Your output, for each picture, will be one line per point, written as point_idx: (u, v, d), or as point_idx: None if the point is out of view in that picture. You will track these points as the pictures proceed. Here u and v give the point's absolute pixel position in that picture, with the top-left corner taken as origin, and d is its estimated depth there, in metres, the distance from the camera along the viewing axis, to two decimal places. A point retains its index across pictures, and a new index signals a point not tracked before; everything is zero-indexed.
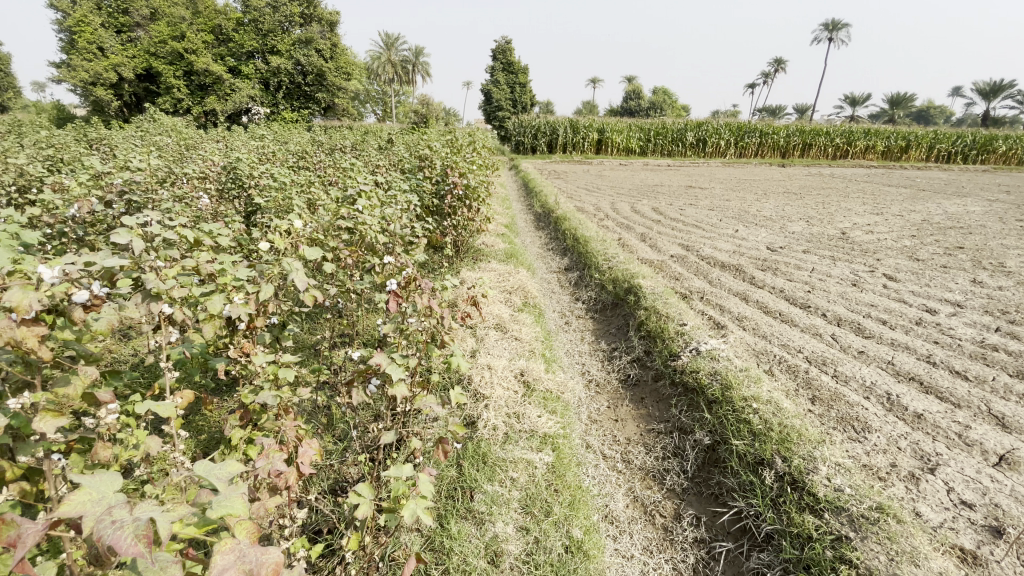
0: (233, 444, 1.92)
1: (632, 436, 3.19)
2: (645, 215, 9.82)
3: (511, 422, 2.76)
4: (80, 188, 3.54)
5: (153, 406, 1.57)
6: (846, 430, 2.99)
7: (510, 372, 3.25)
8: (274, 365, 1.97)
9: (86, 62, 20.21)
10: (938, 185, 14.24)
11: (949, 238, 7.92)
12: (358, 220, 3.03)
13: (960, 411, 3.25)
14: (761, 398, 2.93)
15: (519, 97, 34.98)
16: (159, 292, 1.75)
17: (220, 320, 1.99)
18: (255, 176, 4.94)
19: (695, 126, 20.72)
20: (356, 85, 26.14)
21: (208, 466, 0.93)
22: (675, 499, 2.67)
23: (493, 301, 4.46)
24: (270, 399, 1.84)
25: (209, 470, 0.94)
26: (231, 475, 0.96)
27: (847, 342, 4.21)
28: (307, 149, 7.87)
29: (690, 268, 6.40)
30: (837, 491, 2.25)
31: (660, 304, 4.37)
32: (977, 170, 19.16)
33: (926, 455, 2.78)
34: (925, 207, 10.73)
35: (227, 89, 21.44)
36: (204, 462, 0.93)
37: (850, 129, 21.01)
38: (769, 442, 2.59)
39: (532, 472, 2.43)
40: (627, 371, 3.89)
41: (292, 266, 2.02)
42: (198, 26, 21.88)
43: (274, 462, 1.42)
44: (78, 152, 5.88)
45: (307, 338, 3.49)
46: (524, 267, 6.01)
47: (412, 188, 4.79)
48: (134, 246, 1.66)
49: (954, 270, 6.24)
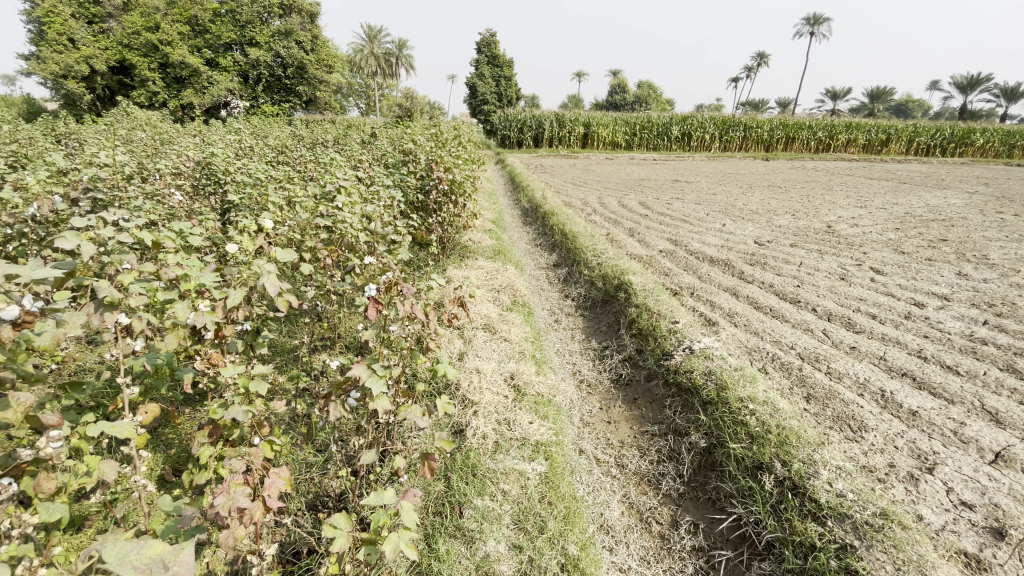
0: (202, 462, 1.79)
1: (626, 439, 3.10)
2: (633, 210, 9.76)
3: (502, 430, 2.64)
4: (41, 186, 3.33)
5: (106, 426, 1.43)
6: (843, 429, 2.93)
7: (499, 376, 3.14)
8: (245, 378, 1.83)
9: (57, 54, 19.46)
10: (918, 179, 14.48)
11: (932, 231, 7.97)
12: (338, 218, 2.87)
13: (954, 407, 3.21)
14: (757, 399, 2.85)
15: (504, 91, 34.79)
16: (114, 301, 1.60)
17: (185, 331, 1.83)
18: (231, 172, 4.74)
19: (680, 119, 20.72)
20: (339, 78, 25.63)
21: (124, 549, 0.94)
22: (671, 505, 2.58)
23: (481, 301, 4.33)
24: (240, 415, 1.71)
25: (126, 554, 0.94)
26: (149, 556, 0.94)
27: (839, 338, 4.16)
28: (287, 143, 7.63)
29: (678, 263, 6.34)
30: (839, 496, 2.17)
31: (651, 302, 4.29)
32: (955, 163, 19.48)
33: (923, 454, 2.73)
34: (908, 200, 10.83)
35: (204, 82, 20.97)
36: (118, 545, 0.93)
37: (832, 123, 21.22)
38: (767, 446, 2.51)
39: (525, 484, 2.32)
40: (619, 371, 3.80)
41: (263, 268, 1.88)
42: (173, 16, 21.22)
43: (236, 498, 1.27)
44: (43, 147, 5.60)
45: (285, 343, 3.33)
46: (512, 264, 5.89)
47: (396, 184, 4.63)
48: (82, 252, 1.49)
49: (940, 263, 6.27)
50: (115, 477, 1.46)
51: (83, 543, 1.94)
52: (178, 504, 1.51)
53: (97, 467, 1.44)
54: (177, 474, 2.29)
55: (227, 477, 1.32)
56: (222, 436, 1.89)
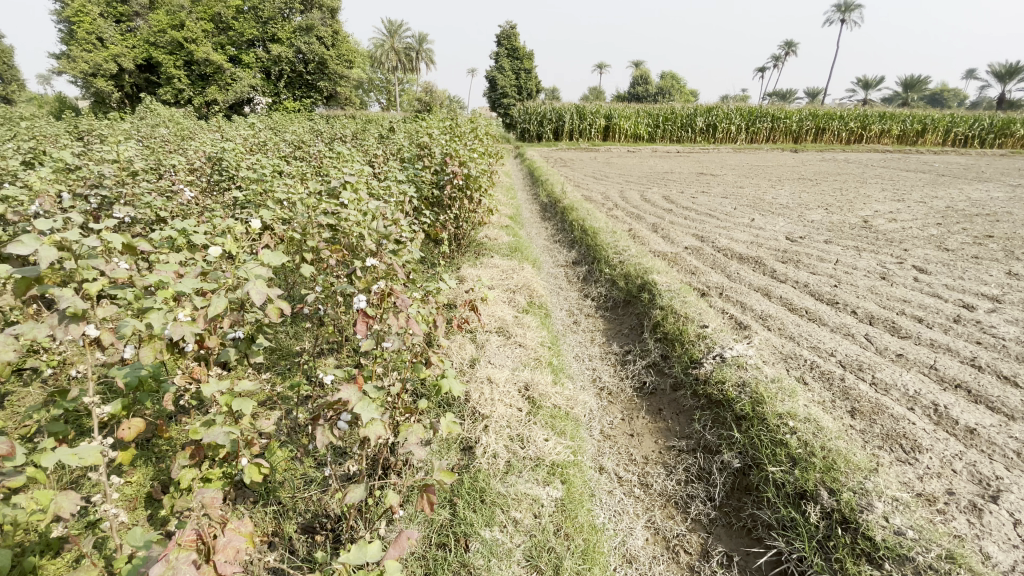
0: (184, 486, 1.65)
1: (650, 455, 2.86)
2: (657, 204, 9.41)
3: (514, 448, 2.44)
4: (44, 183, 3.24)
5: (64, 458, 1.28)
6: (894, 449, 2.62)
7: (513, 386, 2.93)
8: (229, 394, 1.66)
9: (86, 53, 19.85)
10: (958, 170, 13.71)
11: (977, 226, 7.44)
12: (341, 216, 2.68)
13: (1016, 425, 2.88)
14: (798, 415, 2.57)
15: (524, 84, 34.39)
16: (78, 313, 1.46)
17: (163, 342, 1.66)
18: (241, 167, 4.63)
19: (705, 110, 20.09)
20: (359, 73, 25.51)
21: None
22: (701, 533, 2.34)
23: (495, 302, 4.12)
24: (221, 437, 1.56)
25: None
26: None
27: (883, 344, 3.82)
28: (303, 139, 7.52)
29: (705, 261, 6.02)
30: (897, 534, 1.91)
31: (678, 304, 4.00)
32: (997, 154, 18.46)
33: (986, 480, 2.42)
34: (947, 193, 10.22)
35: (228, 79, 21.22)
36: None
37: (865, 112, 20.26)
38: (811, 470, 2.25)
39: (538, 513, 2.11)
40: (642, 378, 3.55)
41: (250, 273, 1.69)
42: (197, 14, 21.53)
43: (178, 567, 1.04)
44: (61, 143, 5.61)
45: (289, 347, 3.19)
46: (529, 262, 5.65)
47: (410, 179, 4.43)
48: (42, 260, 1.33)
49: (988, 261, 5.80)
50: (74, 508, 1.38)
51: (65, 564, 1.85)
52: (149, 541, 1.34)
53: (53, 500, 1.35)
54: (168, 491, 2.16)
55: (172, 540, 1.10)
56: (205, 457, 1.76)
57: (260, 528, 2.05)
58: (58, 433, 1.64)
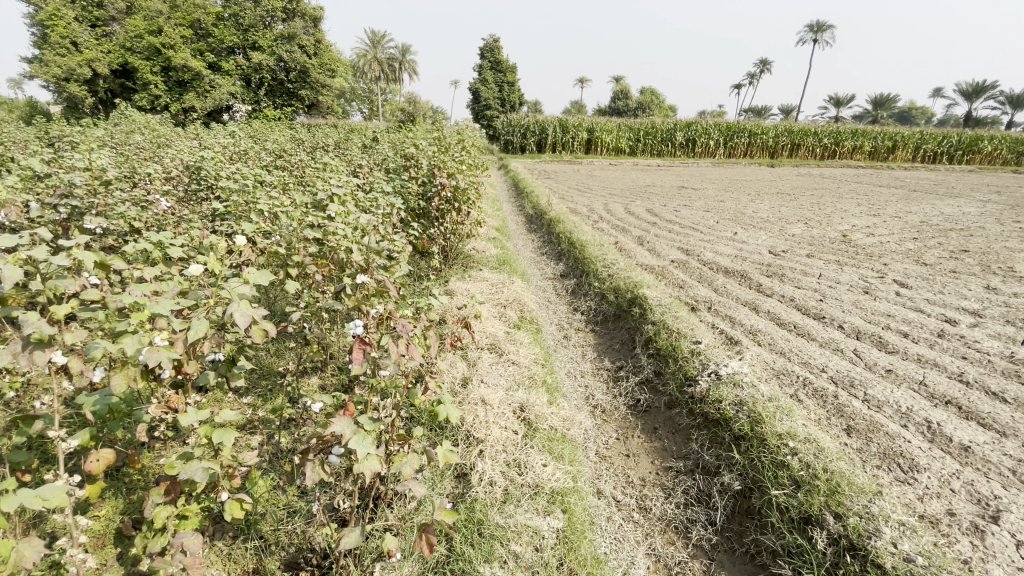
0: (158, 526, 1.50)
1: (647, 476, 2.79)
2: (641, 217, 9.46)
3: (511, 475, 2.34)
4: (9, 191, 3.06)
5: (27, 501, 1.14)
6: (892, 470, 2.60)
7: (508, 407, 2.84)
8: (209, 424, 1.52)
9: (59, 58, 19.35)
10: (928, 186, 14.16)
11: (952, 241, 7.63)
12: (329, 229, 2.55)
13: (1008, 441, 2.88)
14: (798, 435, 2.52)
15: (506, 96, 34.65)
16: (43, 338, 1.31)
17: (136, 368, 1.51)
18: (221, 176, 4.47)
19: (685, 125, 20.46)
20: (342, 83, 25.33)
21: None
22: (702, 559, 2.27)
23: (485, 318, 4.03)
24: (200, 473, 1.42)
25: None
26: None
27: (872, 359, 3.83)
28: (285, 148, 7.35)
29: (693, 274, 6.03)
30: (907, 561, 1.87)
31: (670, 319, 3.97)
32: (962, 170, 19.17)
33: (985, 500, 2.40)
34: (921, 208, 10.48)
35: (206, 86, 20.85)
36: None
37: (838, 129, 20.84)
38: (816, 494, 2.20)
39: (539, 546, 2.01)
40: (636, 396, 3.48)
41: (235, 292, 1.58)
42: (176, 20, 21.18)
43: None
44: (31, 149, 5.39)
45: (271, 367, 3.04)
46: (517, 275, 5.58)
47: (397, 190, 4.32)
48: (8, 281, 1.19)
49: (965, 276, 5.93)
50: (35, 557, 1.24)
51: None
52: None
53: (12, 550, 1.20)
54: (140, 526, 2.02)
55: None
56: (182, 492, 1.61)
57: (241, 566, 1.91)
58: (18, 466, 1.49)
